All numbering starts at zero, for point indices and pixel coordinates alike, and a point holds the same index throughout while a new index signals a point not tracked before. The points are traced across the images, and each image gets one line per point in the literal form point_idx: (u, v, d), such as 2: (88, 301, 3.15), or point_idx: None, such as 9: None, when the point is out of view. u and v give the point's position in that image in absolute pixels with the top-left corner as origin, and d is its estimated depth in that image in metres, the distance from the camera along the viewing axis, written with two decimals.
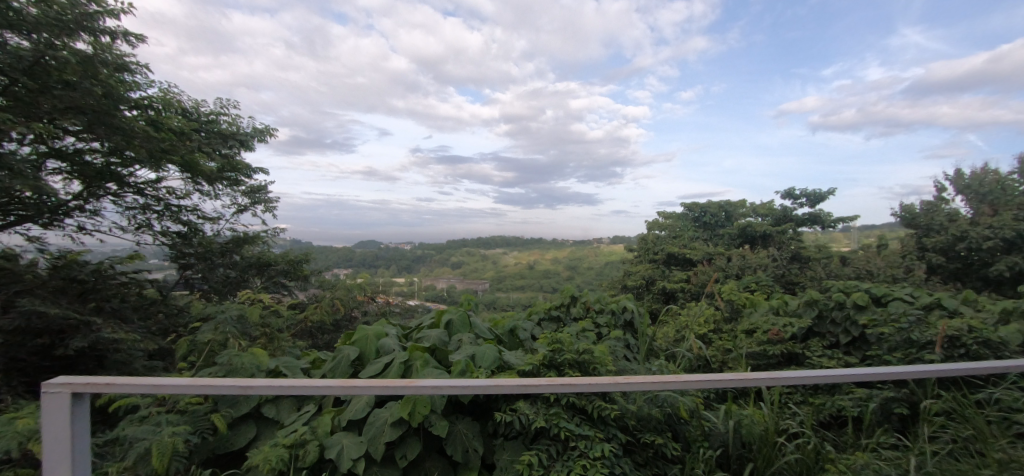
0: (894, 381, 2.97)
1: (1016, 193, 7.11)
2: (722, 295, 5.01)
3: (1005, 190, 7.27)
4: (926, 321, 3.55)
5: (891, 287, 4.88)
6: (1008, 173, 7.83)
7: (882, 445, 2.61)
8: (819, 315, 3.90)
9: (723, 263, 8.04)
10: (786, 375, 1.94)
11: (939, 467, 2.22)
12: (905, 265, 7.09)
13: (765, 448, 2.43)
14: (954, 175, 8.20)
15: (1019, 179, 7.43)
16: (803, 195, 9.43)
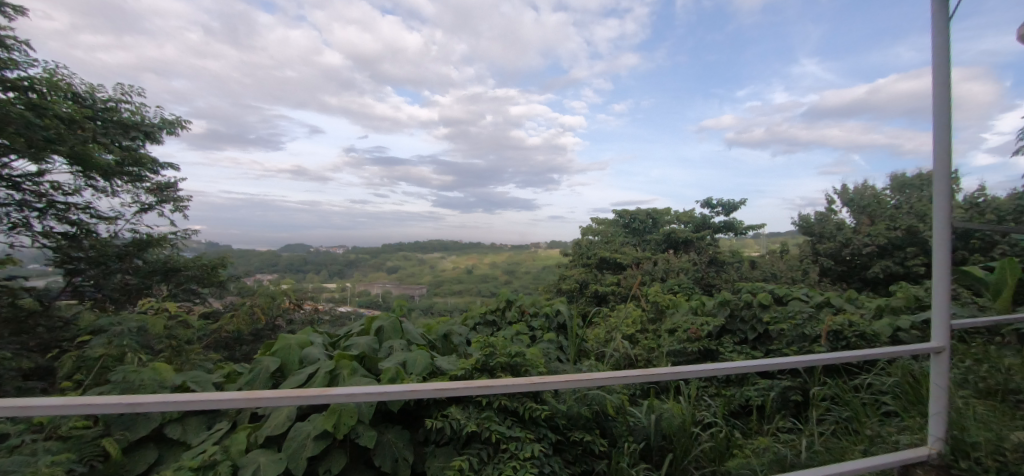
0: (790, 371, 3.32)
1: (889, 206, 8.20)
2: (649, 296, 5.32)
3: (880, 203, 8.37)
4: (817, 318, 4.00)
5: (793, 288, 5.40)
6: (883, 188, 9.00)
7: (780, 430, 2.91)
8: (731, 314, 4.26)
9: (650, 267, 8.53)
10: (659, 374, 1.82)
11: (824, 445, 2.51)
12: (802, 268, 8.00)
13: (683, 439, 2.62)
14: (842, 189, 9.28)
15: (891, 194, 8.57)
16: (719, 204, 10.23)
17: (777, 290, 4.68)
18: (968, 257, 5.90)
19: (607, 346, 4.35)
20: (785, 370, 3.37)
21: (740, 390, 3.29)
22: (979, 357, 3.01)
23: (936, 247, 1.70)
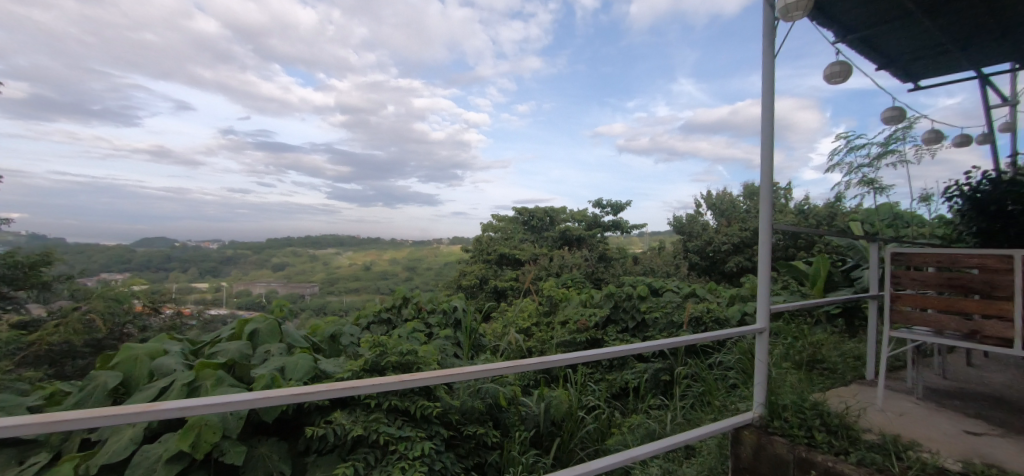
0: (661, 354, 3.72)
1: (741, 210, 9.57)
2: (545, 291, 5.57)
3: (734, 207, 9.74)
4: (683, 306, 4.54)
5: (666, 281, 6.04)
6: (738, 194, 10.45)
7: (652, 407, 3.26)
8: (614, 305, 4.65)
9: (546, 262, 8.93)
10: (546, 359, 1.60)
11: (685, 417, 2.86)
12: (675, 263, 8.98)
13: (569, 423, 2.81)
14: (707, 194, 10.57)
15: (743, 199, 9.99)
16: (608, 204, 11.01)
17: (654, 284, 5.23)
18: (796, 254, 7.12)
19: (503, 339, 4.47)
20: (657, 353, 3.77)
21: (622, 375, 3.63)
22: (797, 335, 3.69)
23: (764, 240, 2.04)
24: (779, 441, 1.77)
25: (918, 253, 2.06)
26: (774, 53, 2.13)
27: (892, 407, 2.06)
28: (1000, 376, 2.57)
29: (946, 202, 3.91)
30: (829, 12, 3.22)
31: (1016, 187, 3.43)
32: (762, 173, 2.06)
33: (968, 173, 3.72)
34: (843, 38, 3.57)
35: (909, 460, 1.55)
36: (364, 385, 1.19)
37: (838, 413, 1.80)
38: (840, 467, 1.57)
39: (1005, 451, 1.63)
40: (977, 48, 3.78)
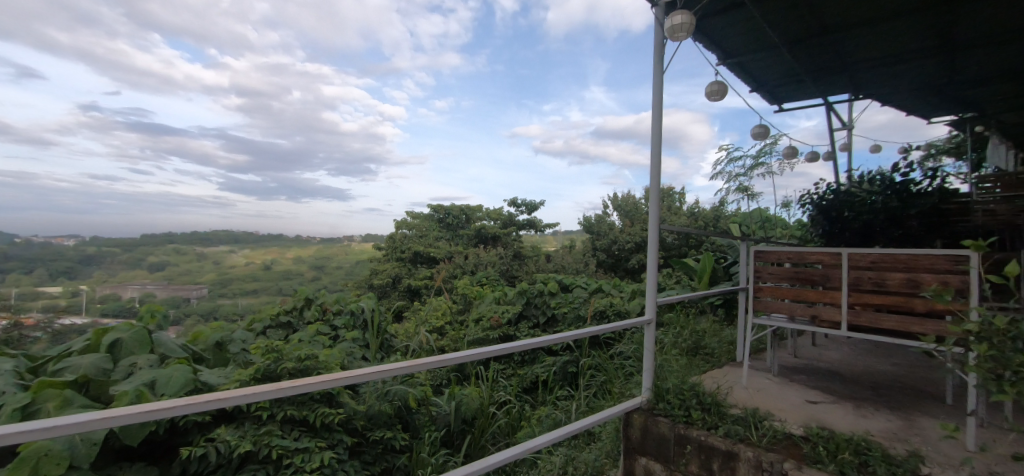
0: (567, 346, 3.90)
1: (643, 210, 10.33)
2: (459, 289, 5.55)
3: (636, 208, 10.48)
4: (590, 301, 4.80)
5: (575, 278, 6.32)
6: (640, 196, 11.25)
7: (559, 398, 3.41)
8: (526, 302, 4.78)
9: (461, 260, 8.88)
10: (446, 357, 1.58)
11: (588, 404, 3.03)
12: (584, 260, 9.45)
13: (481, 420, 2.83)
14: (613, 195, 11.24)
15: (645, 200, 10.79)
16: (523, 203, 11.22)
17: (565, 281, 5.45)
18: (688, 251, 7.85)
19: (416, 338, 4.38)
20: (565, 347, 3.95)
21: (531, 369, 3.75)
22: (685, 324, 4.10)
23: (653, 238, 2.23)
24: (662, 421, 1.95)
25: (776, 250, 2.41)
26: (663, 69, 2.35)
27: (755, 384, 2.37)
28: (837, 353, 3.07)
29: (801, 208, 4.58)
30: (714, 36, 3.61)
31: (851, 197, 4.13)
32: (652, 178, 2.25)
33: (816, 184, 4.41)
34: (724, 60, 4.03)
35: (765, 429, 1.79)
36: (235, 395, 1.08)
37: (711, 392, 2.03)
38: (711, 440, 1.78)
39: (835, 415, 1.95)
40: (824, 80, 4.49)
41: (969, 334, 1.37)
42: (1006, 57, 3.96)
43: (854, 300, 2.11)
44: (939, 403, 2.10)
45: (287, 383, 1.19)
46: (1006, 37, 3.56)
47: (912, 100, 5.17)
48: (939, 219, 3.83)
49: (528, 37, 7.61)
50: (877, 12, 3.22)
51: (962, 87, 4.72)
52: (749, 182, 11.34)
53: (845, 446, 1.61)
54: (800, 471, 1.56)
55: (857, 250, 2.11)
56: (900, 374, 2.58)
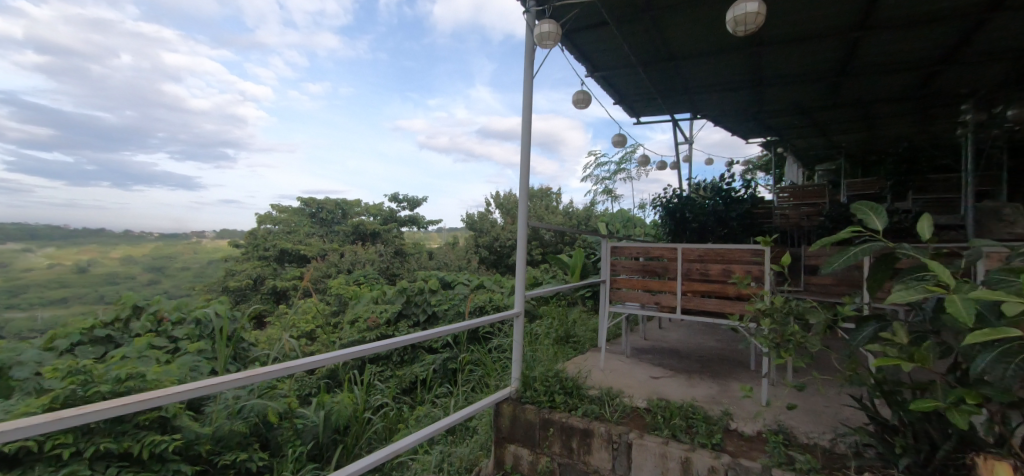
0: (447, 344, 3.90)
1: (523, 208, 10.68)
2: (334, 290, 5.23)
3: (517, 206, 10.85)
4: (470, 297, 4.86)
5: (458, 275, 6.37)
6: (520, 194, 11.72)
7: (439, 396, 3.36)
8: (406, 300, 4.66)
9: (335, 258, 8.30)
10: (297, 363, 1.47)
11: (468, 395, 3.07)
12: (467, 257, 9.50)
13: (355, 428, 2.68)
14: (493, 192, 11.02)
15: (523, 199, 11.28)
16: (405, 198, 10.88)
17: (447, 278, 5.43)
18: (563, 247, 8.38)
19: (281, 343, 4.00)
20: (445, 344, 3.94)
21: (410, 369, 3.69)
22: (558, 315, 4.39)
23: (521, 236, 2.35)
24: (529, 408, 2.07)
25: (628, 246, 2.72)
26: (531, 75, 2.47)
27: (611, 366, 2.64)
28: (678, 334, 3.57)
29: (653, 209, 5.22)
30: (583, 49, 3.92)
31: (691, 201, 4.85)
32: (521, 178, 2.37)
33: (666, 188, 5.11)
34: (591, 72, 4.40)
35: (615, 405, 2.02)
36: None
37: (573, 377, 2.20)
38: (571, 421, 1.94)
39: (671, 386, 2.28)
40: (671, 100, 5.16)
41: (759, 312, 1.71)
42: (798, 94, 4.97)
43: (686, 288, 2.48)
44: (747, 369, 2.57)
45: (72, 412, 1.00)
46: (796, 78, 4.47)
47: (735, 122, 6.21)
48: (751, 220, 4.67)
49: (412, 28, 7.43)
50: (709, 45, 3.80)
51: (770, 115, 5.82)
52: (613, 186, 12.63)
53: (677, 413, 1.89)
54: (641, 438, 1.78)
55: (688, 246, 2.47)
56: (722, 348, 3.10)
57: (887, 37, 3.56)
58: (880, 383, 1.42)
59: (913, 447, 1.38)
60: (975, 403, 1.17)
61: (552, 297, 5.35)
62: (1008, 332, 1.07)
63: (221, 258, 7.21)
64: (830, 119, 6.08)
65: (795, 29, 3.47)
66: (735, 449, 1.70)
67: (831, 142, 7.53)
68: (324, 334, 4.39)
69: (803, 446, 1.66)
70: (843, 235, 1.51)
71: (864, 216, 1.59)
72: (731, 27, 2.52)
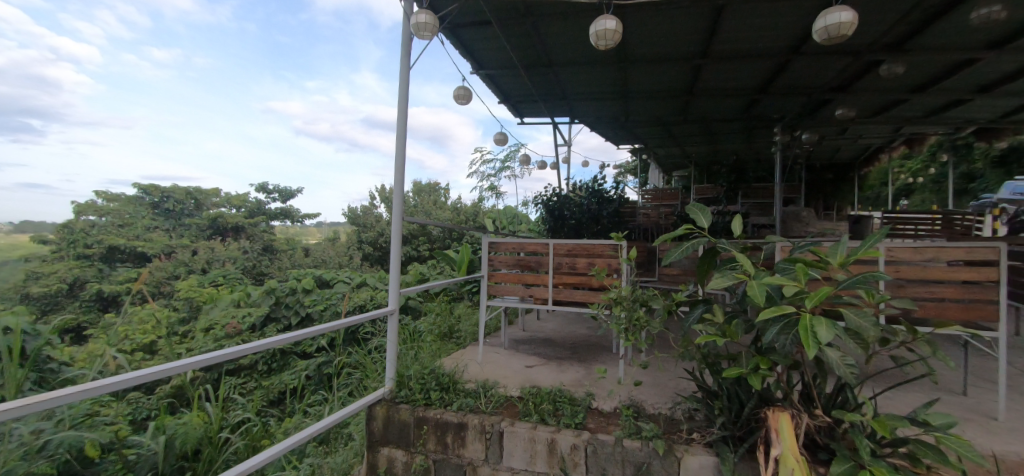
0: (322, 347, 3.64)
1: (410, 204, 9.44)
2: (182, 294, 4.54)
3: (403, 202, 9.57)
4: (350, 295, 4.58)
5: (337, 272, 5.97)
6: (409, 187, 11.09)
7: (312, 404, 3.10)
8: (275, 303, 4.24)
9: (186, 256, 7.16)
10: (101, 383, 1.23)
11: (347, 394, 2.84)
12: (348, 254, 8.93)
13: (207, 450, 2.37)
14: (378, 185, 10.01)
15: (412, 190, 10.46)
16: (275, 188, 9.59)
17: (324, 277, 5.07)
18: (450, 243, 8.34)
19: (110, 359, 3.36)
20: (320, 348, 3.68)
21: (279, 378, 3.40)
22: (444, 311, 4.37)
23: (395, 232, 2.29)
24: (403, 408, 2.04)
25: (503, 241, 2.80)
26: (408, 66, 2.41)
27: (488, 359, 2.71)
28: (553, 324, 3.81)
29: (535, 206, 5.46)
30: (466, 45, 3.95)
31: (568, 199, 5.18)
32: (396, 173, 2.30)
33: (546, 187, 5.37)
34: (476, 70, 4.45)
35: (490, 396, 2.08)
36: None
37: (449, 372, 2.21)
38: (446, 417, 1.96)
39: (541, 374, 2.42)
40: (550, 104, 5.45)
41: (613, 301, 1.91)
42: (656, 108, 5.62)
43: (556, 281, 2.65)
44: (610, 353, 2.83)
45: None
46: (656, 93, 5.03)
47: (606, 129, 6.78)
48: (619, 218, 5.15)
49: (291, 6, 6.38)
50: (583, 55, 4.09)
51: (635, 124, 6.47)
52: (498, 183, 12.93)
53: (546, 398, 2.01)
54: (512, 426, 1.87)
55: (559, 241, 2.65)
56: (590, 335, 3.37)
57: (724, 66, 4.17)
58: (705, 356, 1.68)
59: (727, 407, 1.66)
60: (766, 367, 1.46)
61: (438, 293, 5.30)
62: (787, 309, 1.36)
63: (21, 257, 5.77)
64: (683, 132, 6.96)
65: (653, 50, 3.90)
66: (595, 426, 1.87)
67: (682, 152, 8.64)
68: (169, 347, 3.78)
69: (650, 415, 1.89)
70: (677, 232, 1.75)
71: (694, 215, 1.85)
72: (592, 41, 2.73)
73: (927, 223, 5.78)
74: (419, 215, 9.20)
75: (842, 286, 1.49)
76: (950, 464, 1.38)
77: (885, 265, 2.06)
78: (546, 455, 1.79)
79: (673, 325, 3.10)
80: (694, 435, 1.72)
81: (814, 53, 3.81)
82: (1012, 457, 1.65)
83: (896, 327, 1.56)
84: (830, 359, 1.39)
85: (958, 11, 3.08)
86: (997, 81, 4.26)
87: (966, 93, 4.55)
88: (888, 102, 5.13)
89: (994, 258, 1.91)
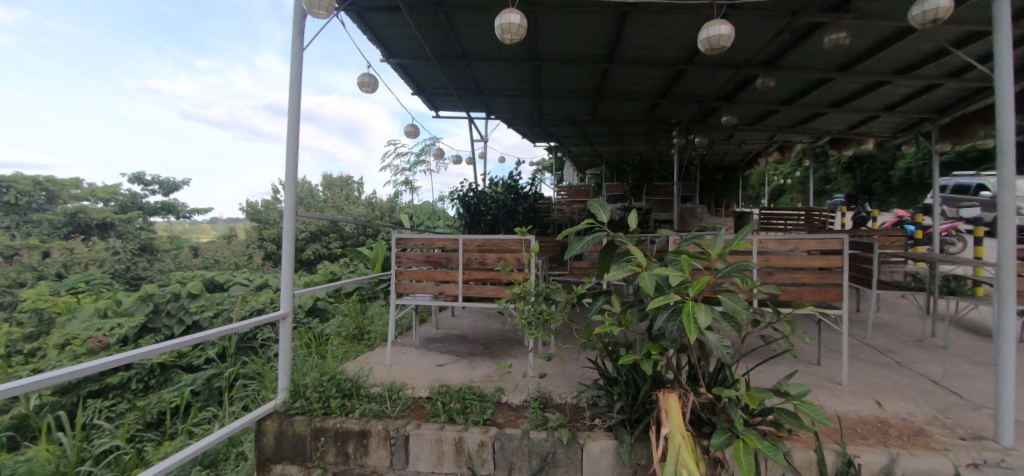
0: (211, 358, 3.25)
1: (319, 200, 8.85)
2: (28, 304, 3.80)
3: (312, 196, 8.88)
4: (246, 299, 4.15)
5: (233, 273, 5.42)
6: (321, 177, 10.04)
7: (199, 424, 2.58)
8: (153, 310, 3.69)
9: (34, 260, 6.02)
10: None
11: (242, 407, 2.44)
12: (247, 253, 8.09)
13: None
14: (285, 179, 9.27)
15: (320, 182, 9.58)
16: (154, 180, 8.35)
17: (217, 280, 4.55)
18: (364, 240, 7.92)
19: None
20: (210, 359, 3.28)
21: (157, 396, 2.90)
22: (355, 312, 4.14)
23: (287, 230, 2.10)
24: (298, 420, 1.89)
25: (411, 237, 2.71)
26: (303, 48, 2.20)
27: (396, 360, 2.62)
28: (468, 321, 3.79)
29: (451, 201, 5.37)
30: (375, 30, 3.75)
31: (484, 195, 5.18)
32: (289, 164, 2.11)
33: (462, 182, 5.32)
34: (387, 58, 4.24)
35: (397, 399, 2.01)
36: None
37: (352, 377, 2.10)
38: (347, 425, 1.85)
39: (452, 372, 2.39)
40: (465, 98, 5.37)
41: (520, 296, 1.93)
42: (568, 108, 5.81)
43: (466, 277, 2.63)
44: (522, 347, 2.87)
45: None
46: (567, 93, 5.17)
47: (522, 126, 6.85)
48: (534, 213, 5.25)
49: None
50: (497, 51, 4.08)
51: (549, 122, 6.61)
52: (414, 177, 12.57)
53: (455, 397, 1.99)
54: (418, 428, 1.82)
55: (468, 237, 2.62)
56: (503, 329, 3.40)
57: (628, 70, 4.40)
58: (605, 346, 1.76)
59: (625, 392, 1.76)
60: (657, 352, 1.56)
61: (350, 293, 4.99)
62: (673, 298, 1.46)
63: None
64: (594, 132, 7.26)
65: (564, 50, 4.00)
66: (504, 420, 1.88)
67: (593, 151, 9.04)
68: (8, 370, 3.16)
69: (557, 405, 1.94)
70: (580, 226, 1.81)
71: (595, 210, 1.92)
72: (498, 34, 2.73)
73: (794, 218, 6.63)
74: (330, 210, 8.64)
75: (721, 274, 1.66)
76: (805, 427, 1.58)
77: (758, 256, 2.31)
78: (454, 455, 1.77)
79: (577, 316, 3.23)
80: (596, 420, 1.80)
81: (704, 63, 4.16)
82: (852, 415, 1.94)
83: (766, 310, 1.75)
84: (710, 343, 1.52)
85: (814, 37, 3.54)
86: (846, 99, 4.98)
87: (822, 107, 5.26)
88: (764, 112, 5.78)
89: (840, 248, 2.22)
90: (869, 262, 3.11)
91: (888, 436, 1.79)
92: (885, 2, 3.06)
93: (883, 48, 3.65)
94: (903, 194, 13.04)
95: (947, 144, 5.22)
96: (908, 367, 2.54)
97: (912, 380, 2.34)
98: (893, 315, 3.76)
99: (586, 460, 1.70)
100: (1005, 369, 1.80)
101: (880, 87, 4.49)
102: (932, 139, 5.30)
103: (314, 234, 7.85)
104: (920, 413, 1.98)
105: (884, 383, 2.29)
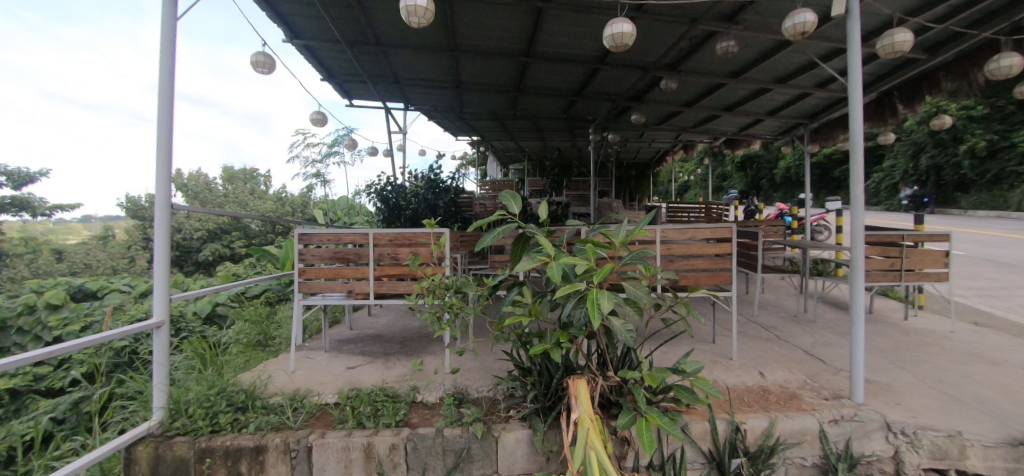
0: (77, 380, 2.73)
1: (219, 195, 7.96)
2: None
3: (211, 191, 7.97)
4: (123, 308, 3.60)
5: (108, 279, 4.70)
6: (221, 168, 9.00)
7: (61, 458, 2.09)
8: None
9: None
10: None
11: (117, 432, 2.09)
12: (127, 256, 7.11)
13: None
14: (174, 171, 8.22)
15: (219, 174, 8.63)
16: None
17: (86, 287, 3.90)
18: (272, 239, 7.31)
19: None
20: (78, 380, 2.79)
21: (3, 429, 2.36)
22: (260, 315, 3.79)
23: (161, 227, 1.85)
24: (179, 442, 1.69)
25: (315, 233, 2.50)
26: (176, 17, 1.94)
27: (302, 366, 2.43)
28: (385, 320, 3.63)
29: (367, 195, 5.09)
30: (274, 6, 3.42)
31: (403, 188, 5.00)
32: (160, 149, 1.86)
33: (379, 175, 5.07)
34: (290, 38, 3.90)
35: (302, 409, 1.87)
36: None
37: (247, 388, 1.92)
38: (239, 442, 1.68)
39: (365, 374, 2.26)
40: (380, 87, 5.11)
41: (434, 292, 1.87)
42: (487, 101, 5.77)
43: (378, 273, 2.50)
44: (439, 343, 2.81)
45: None
46: (485, 86, 5.15)
47: (441, 118, 6.69)
48: (455, 208, 5.17)
49: None
50: (414, 39, 3.95)
51: (468, 116, 6.52)
52: (325, 169, 11.82)
53: (365, 401, 1.89)
54: (323, 438, 1.70)
55: (379, 231, 2.50)
56: (422, 326, 3.30)
57: (545, 66, 4.46)
58: (519, 337, 1.77)
59: (539, 381, 1.79)
60: (566, 340, 1.59)
61: (255, 296, 4.56)
62: (579, 286, 1.50)
63: None
64: (514, 127, 7.30)
65: (481, 42, 3.97)
66: (417, 420, 1.82)
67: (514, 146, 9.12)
68: None
69: (473, 400, 1.92)
70: (491, 216, 1.78)
71: (507, 202, 1.92)
72: (404, 16, 2.62)
73: (695, 211, 7.20)
74: (232, 207, 7.81)
75: (625, 262, 1.74)
76: (699, 401, 1.72)
77: (660, 245, 2.46)
78: (362, 462, 1.67)
79: (493, 310, 3.24)
80: (512, 411, 1.80)
81: (614, 64, 4.36)
82: (740, 386, 2.14)
83: (666, 294, 1.86)
84: (615, 327, 1.59)
85: (710, 44, 3.84)
86: (737, 103, 5.49)
87: (717, 111, 5.76)
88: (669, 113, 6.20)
89: (730, 235, 2.44)
90: (755, 248, 3.46)
91: (769, 402, 2.00)
92: (764, 15, 3.40)
93: (766, 58, 4.05)
94: (784, 189, 14.81)
95: (816, 145, 5.95)
96: (786, 340, 2.87)
97: (789, 351, 2.65)
98: (775, 295, 4.23)
99: (501, 453, 1.70)
100: (858, 338, 2.09)
101: (763, 94, 5.01)
102: (805, 142, 6.01)
103: (212, 233, 7.08)
104: (795, 379, 2.24)
105: (766, 355, 2.56)
